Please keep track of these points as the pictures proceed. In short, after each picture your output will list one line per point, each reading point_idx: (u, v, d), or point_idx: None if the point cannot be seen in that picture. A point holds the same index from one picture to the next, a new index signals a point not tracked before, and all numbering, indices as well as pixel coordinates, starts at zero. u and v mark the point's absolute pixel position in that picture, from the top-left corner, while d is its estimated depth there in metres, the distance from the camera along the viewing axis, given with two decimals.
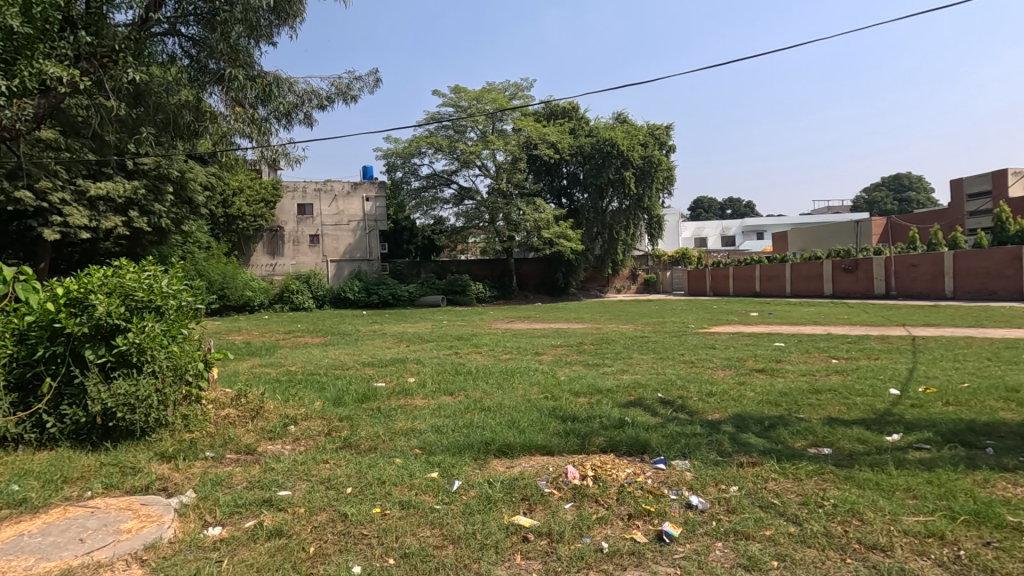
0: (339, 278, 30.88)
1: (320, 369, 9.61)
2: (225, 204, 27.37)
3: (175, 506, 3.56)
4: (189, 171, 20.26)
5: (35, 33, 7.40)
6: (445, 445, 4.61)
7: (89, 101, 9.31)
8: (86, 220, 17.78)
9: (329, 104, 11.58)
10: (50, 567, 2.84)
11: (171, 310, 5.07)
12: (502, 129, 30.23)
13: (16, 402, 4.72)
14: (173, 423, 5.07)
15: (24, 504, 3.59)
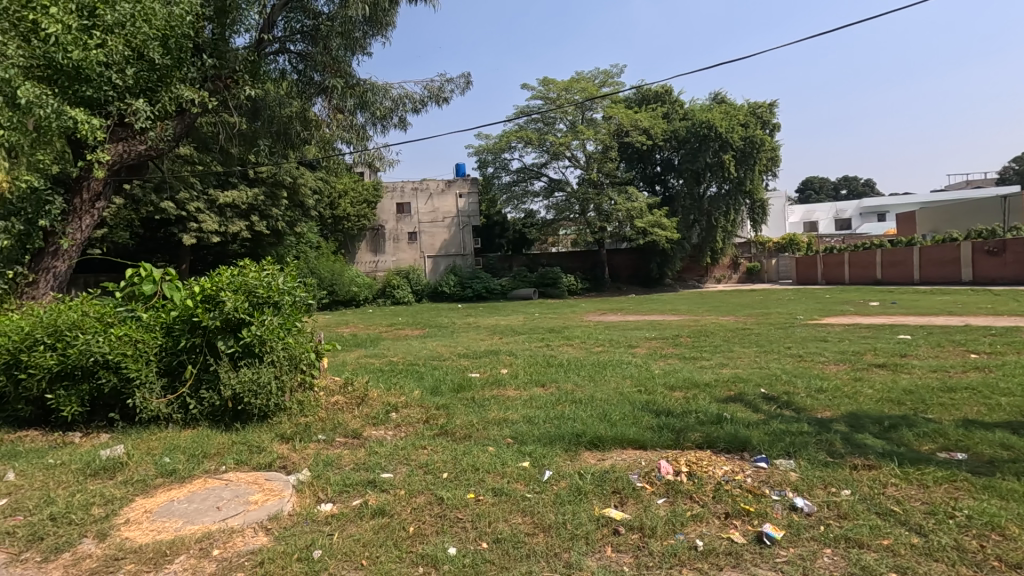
0: (436, 273, 32.12)
1: (419, 359, 10.09)
2: (332, 206, 29.48)
3: (294, 482, 3.94)
4: (299, 177, 22.16)
5: (171, 63, 8.45)
6: (537, 435, 4.67)
7: (218, 119, 10.43)
8: (217, 226, 19.99)
9: (422, 107, 12.06)
10: (195, 529, 3.26)
11: (286, 305, 5.57)
12: (592, 118, 29.69)
13: (166, 385, 5.42)
14: (291, 408, 5.58)
15: (173, 475, 4.14)
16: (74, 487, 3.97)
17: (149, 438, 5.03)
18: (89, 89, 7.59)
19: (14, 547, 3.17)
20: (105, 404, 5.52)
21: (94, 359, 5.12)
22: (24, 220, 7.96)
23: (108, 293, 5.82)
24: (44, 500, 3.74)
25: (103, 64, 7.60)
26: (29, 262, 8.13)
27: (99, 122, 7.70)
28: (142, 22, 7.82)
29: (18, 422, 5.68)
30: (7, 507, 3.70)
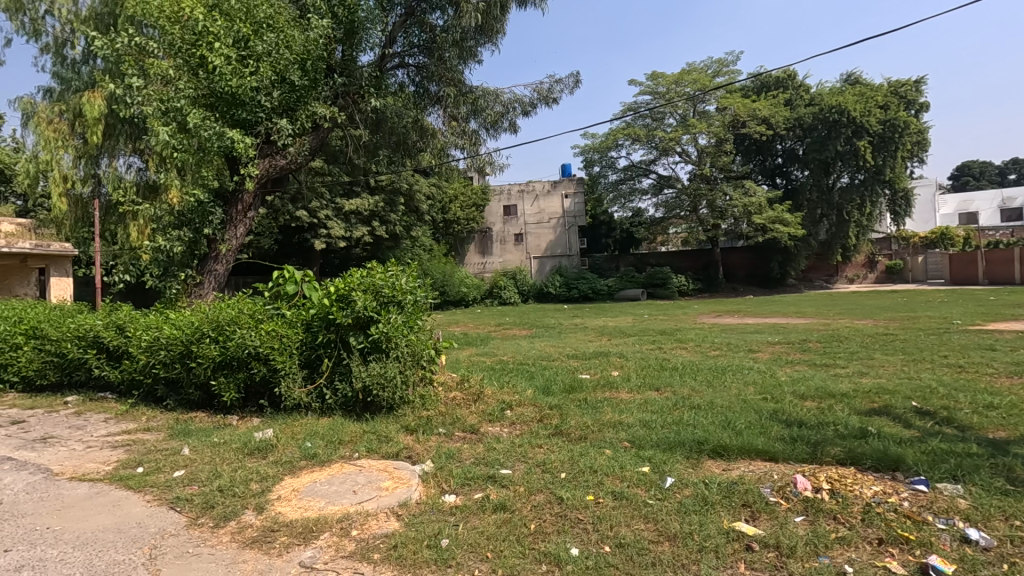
0: (542, 274, 32.39)
1: (528, 359, 10.26)
2: (443, 211, 30.88)
3: (419, 472, 4.15)
4: (414, 183, 23.71)
5: (310, 83, 9.28)
6: (655, 440, 4.52)
7: (347, 133, 11.32)
8: (343, 232, 21.76)
9: (532, 109, 12.27)
10: (335, 510, 3.55)
11: (409, 304, 5.91)
12: (704, 110, 28.17)
13: (306, 376, 5.97)
14: (414, 401, 5.90)
15: (314, 458, 4.54)
16: (236, 463, 4.50)
17: (293, 424, 5.57)
18: (244, 112, 8.67)
19: (192, 512, 3.65)
20: (256, 392, 6.20)
21: (249, 351, 5.79)
22: (192, 229, 9.19)
23: (259, 293, 6.53)
24: (213, 473, 4.28)
25: (254, 90, 8.62)
26: (197, 265, 9.44)
27: (250, 140, 8.76)
28: (284, 49, 8.70)
29: (189, 404, 6.55)
30: (185, 477, 4.28)
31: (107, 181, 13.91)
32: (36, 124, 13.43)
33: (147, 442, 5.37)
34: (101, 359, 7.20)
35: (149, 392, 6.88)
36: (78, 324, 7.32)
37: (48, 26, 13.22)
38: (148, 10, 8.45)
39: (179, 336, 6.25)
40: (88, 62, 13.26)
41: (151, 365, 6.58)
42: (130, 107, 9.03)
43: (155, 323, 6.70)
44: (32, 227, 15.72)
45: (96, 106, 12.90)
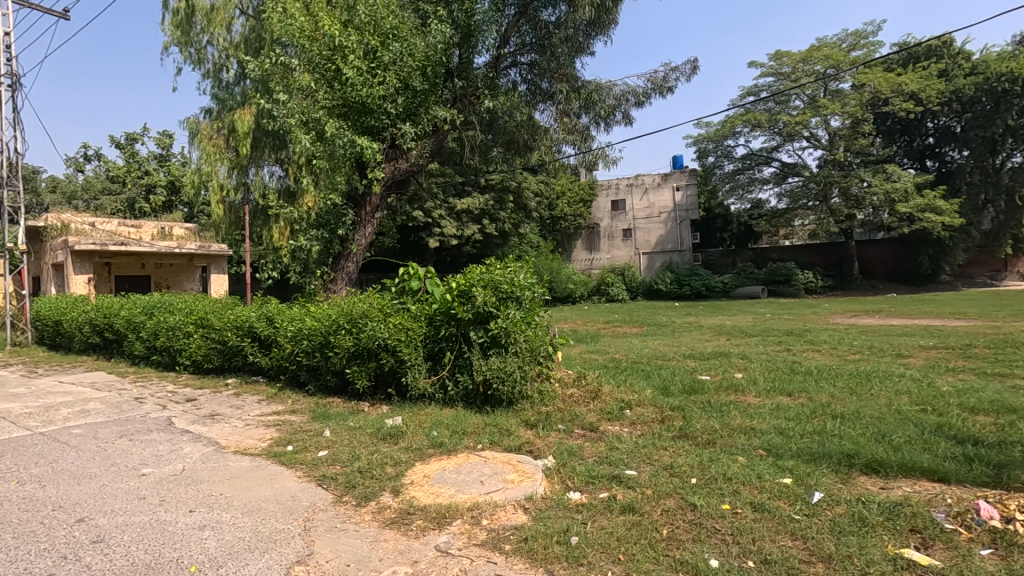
0: (651, 270, 31.14)
1: (642, 358, 9.96)
2: (551, 207, 31.01)
3: (542, 467, 4.17)
4: (522, 181, 24.07)
5: (430, 88, 9.72)
6: (795, 450, 4.16)
7: (463, 134, 11.70)
8: (455, 230, 22.58)
9: (646, 100, 11.90)
10: (465, 499, 3.67)
11: (527, 300, 5.97)
12: (837, 89, 25.48)
13: (430, 368, 6.25)
14: (532, 397, 5.94)
15: (441, 447, 4.74)
16: (372, 447, 4.83)
17: (419, 413, 5.86)
18: (372, 119, 9.30)
19: (337, 490, 3.96)
20: (385, 381, 6.61)
21: (379, 342, 6.18)
22: (328, 230, 10.03)
23: (387, 288, 6.94)
24: (353, 455, 4.62)
25: (381, 98, 9.20)
26: (331, 263, 10.30)
27: (377, 145, 9.37)
28: (408, 57, 9.18)
29: (326, 390, 7.15)
30: (328, 457, 4.65)
31: (254, 188, 15.62)
32: (199, 141, 15.37)
33: (294, 423, 5.93)
34: (254, 347, 8.07)
35: (293, 377, 7.60)
36: (235, 316, 8.27)
37: (209, 54, 15.03)
38: (290, 30, 9.31)
39: (319, 327, 6.83)
40: (239, 83, 14.91)
41: (295, 353, 7.26)
42: (276, 121, 10.07)
43: (298, 315, 7.37)
44: (196, 231, 18.11)
45: (246, 121, 14.51)
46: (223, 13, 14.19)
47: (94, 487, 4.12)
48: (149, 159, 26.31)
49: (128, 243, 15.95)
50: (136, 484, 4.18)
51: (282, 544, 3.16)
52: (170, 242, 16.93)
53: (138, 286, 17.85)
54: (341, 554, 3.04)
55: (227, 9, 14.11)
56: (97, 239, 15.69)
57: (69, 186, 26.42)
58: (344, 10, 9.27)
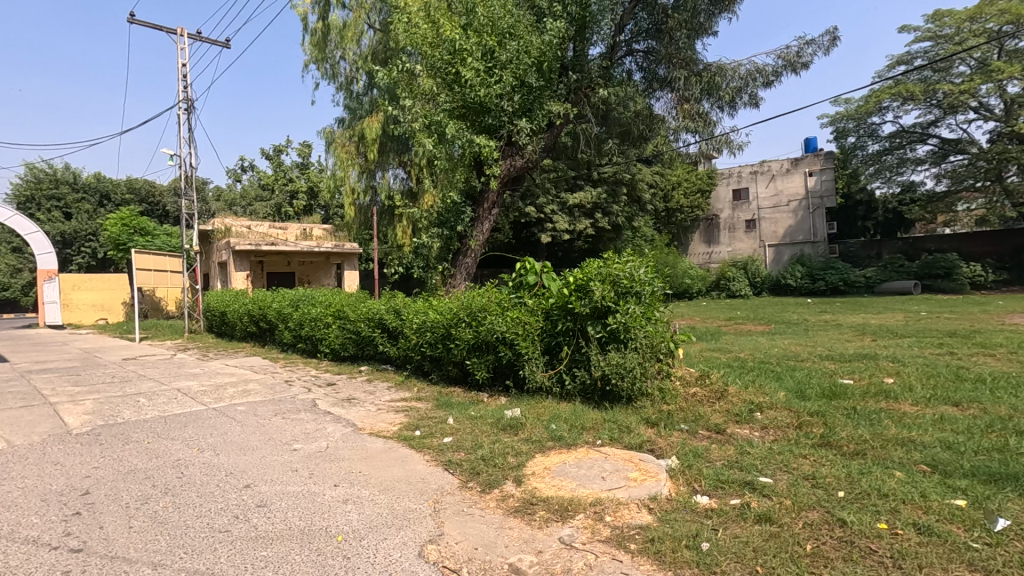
0: (778, 263, 28.75)
1: (771, 357, 9.22)
2: (666, 199, 29.83)
3: (666, 467, 4.03)
4: (636, 173, 23.41)
5: (545, 83, 9.76)
6: (969, 469, 3.61)
7: (577, 128, 11.64)
8: (568, 225, 22.50)
9: (776, 79, 10.97)
10: (587, 494, 3.65)
11: (646, 295, 5.79)
12: (1016, 48, 21.71)
13: (547, 362, 6.29)
14: (652, 394, 5.76)
15: (560, 440, 4.75)
16: (493, 437, 4.97)
17: (536, 405, 5.93)
18: (490, 118, 9.57)
19: (462, 476, 4.13)
20: (503, 373, 6.77)
21: (498, 335, 6.36)
22: (448, 227, 10.52)
23: (504, 282, 7.10)
24: (475, 444, 4.79)
25: (498, 97, 9.44)
26: (451, 259, 10.79)
27: (494, 143, 9.61)
28: (524, 54, 9.31)
29: (448, 379, 7.49)
30: (453, 444, 4.87)
31: (381, 191, 16.78)
32: (334, 149, 16.81)
33: (420, 409, 6.29)
34: (383, 337, 8.68)
35: (418, 367, 8.07)
36: (367, 309, 8.94)
37: (341, 68, 16.33)
38: (414, 39, 9.86)
39: (441, 320, 7.17)
40: (368, 93, 16.09)
41: (419, 344, 7.69)
42: (401, 126, 10.73)
43: (422, 308, 7.80)
44: (332, 231, 19.89)
45: (373, 128, 15.62)
46: (353, 29, 15.37)
47: (257, 458, 4.68)
48: (292, 167, 29.31)
49: (277, 244, 17.93)
50: (289, 457, 4.68)
51: (415, 522, 3.36)
52: (311, 242, 18.78)
53: (285, 282, 20.02)
54: (469, 537, 3.16)
55: (357, 25, 15.27)
56: (252, 240, 17.84)
57: (231, 194, 30.27)
58: (463, 14, 9.60)
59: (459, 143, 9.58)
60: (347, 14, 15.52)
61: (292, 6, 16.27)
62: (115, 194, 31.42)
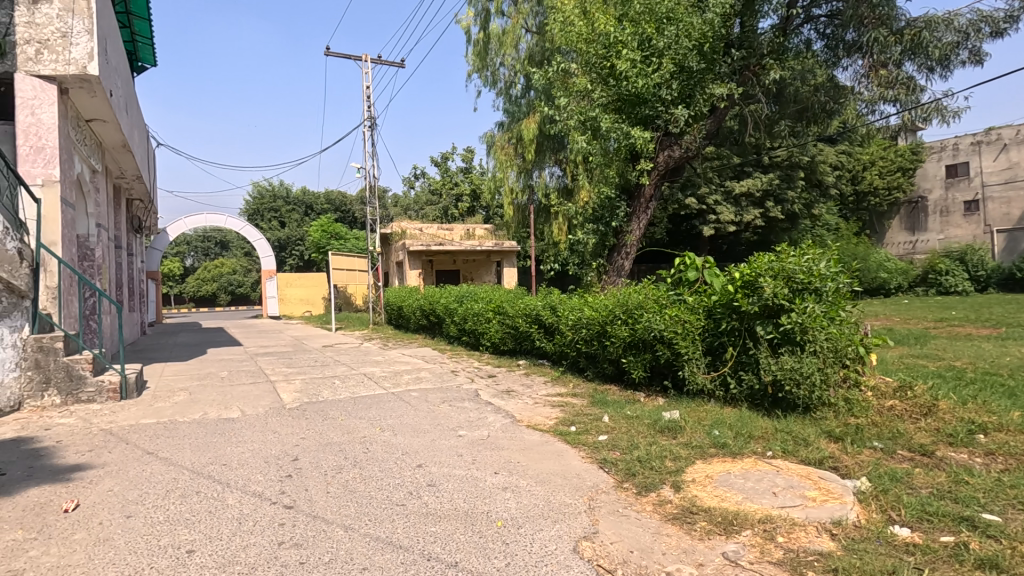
0: (1013, 253, 23.40)
1: (1001, 368, 7.54)
2: (855, 181, 26.10)
3: (853, 489, 3.54)
4: (818, 154, 20.82)
5: (707, 66, 9.16)
6: None
7: (745, 110, 10.70)
8: (733, 216, 20.84)
9: (1009, 26, 8.97)
10: (755, 508, 3.36)
11: (829, 292, 5.13)
12: None
13: (709, 363, 5.91)
14: (836, 405, 5.08)
15: (725, 448, 4.43)
16: (650, 438, 4.81)
17: (698, 409, 5.62)
18: (647, 109, 9.27)
19: (618, 476, 4.07)
20: (660, 373, 6.53)
21: (655, 334, 6.15)
22: (603, 223, 10.51)
23: (663, 278, 6.81)
24: (632, 444, 4.68)
25: (656, 86, 9.10)
26: (606, 255, 10.69)
27: (651, 135, 9.32)
28: (683, 38, 8.84)
29: (604, 377, 7.43)
30: (608, 442, 4.82)
31: (538, 190, 17.20)
32: (495, 152, 17.63)
33: (575, 405, 6.34)
34: (540, 333, 8.91)
35: (573, 363, 8.14)
36: (525, 305, 9.25)
37: (501, 73, 17.04)
38: (570, 38, 9.94)
39: (597, 317, 7.14)
40: (525, 95, 16.74)
41: (574, 340, 7.74)
42: (557, 125, 10.90)
43: (577, 305, 7.85)
44: (493, 230, 20.95)
45: (531, 129, 16.09)
46: (512, 35, 15.94)
47: (428, 441, 5.12)
48: (458, 171, 31.46)
49: (445, 244, 19.41)
50: (455, 442, 5.05)
51: (570, 517, 3.40)
52: (474, 241, 20.02)
53: (451, 279, 21.62)
54: (624, 539, 3.11)
55: (516, 30, 15.84)
56: (424, 241, 19.53)
57: (406, 200, 33.52)
58: (618, 5, 9.43)
59: (615, 137, 9.44)
60: (506, 21, 16.15)
61: (457, 21, 17.41)
62: (316, 204, 36.75)
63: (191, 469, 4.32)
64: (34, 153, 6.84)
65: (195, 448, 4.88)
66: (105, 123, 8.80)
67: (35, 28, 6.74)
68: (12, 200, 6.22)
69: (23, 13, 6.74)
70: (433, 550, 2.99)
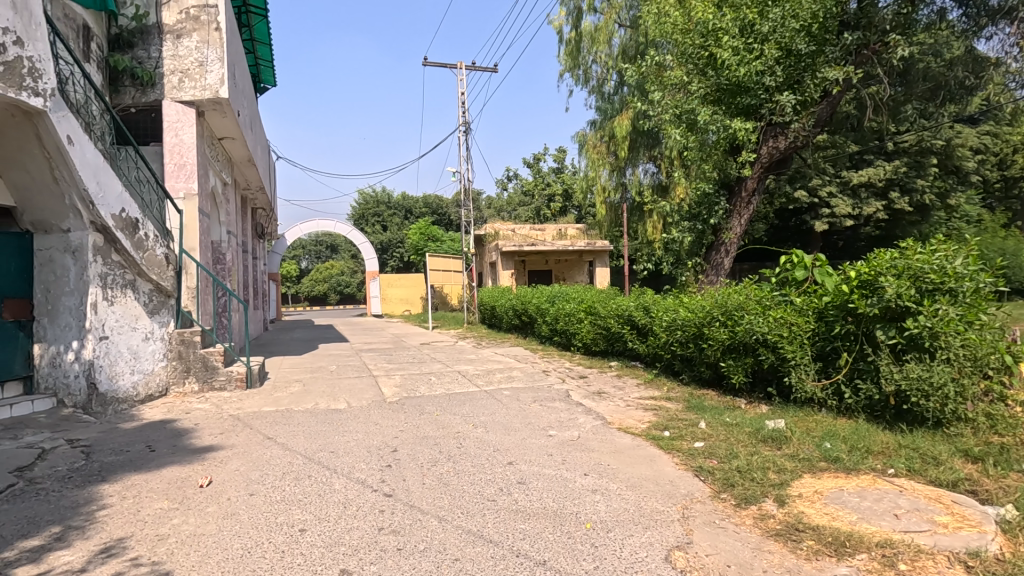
0: None
1: None
2: (1002, 165, 22.79)
3: (996, 518, 3.11)
4: (954, 137, 18.43)
5: (817, 48, 8.45)
6: None
7: (864, 92, 9.71)
8: (850, 208, 19.00)
9: None
10: (872, 531, 3.07)
11: (967, 294, 4.55)
12: None
13: (819, 369, 5.46)
14: (975, 421, 4.48)
15: (837, 463, 4.07)
16: (751, 448, 4.53)
17: (806, 419, 5.21)
18: (749, 98, 8.74)
19: (714, 485, 3.87)
20: (764, 379, 6.13)
21: (757, 337, 5.78)
22: (701, 220, 10.04)
23: (766, 278, 6.39)
24: (730, 453, 4.44)
25: (759, 73, 8.55)
26: (704, 254, 10.21)
27: (753, 125, 8.78)
28: (790, 19, 8.22)
29: (701, 381, 7.11)
30: (705, 449, 4.61)
31: (631, 187, 16.79)
32: (587, 150, 17.46)
33: (669, 410, 6.13)
34: (633, 334, 8.71)
35: (668, 366, 7.86)
36: (617, 305, 9.08)
37: (593, 71, 16.84)
38: (666, 29, 9.63)
39: (693, 318, 6.85)
40: (618, 92, 16.44)
41: (669, 342, 7.48)
42: (652, 120, 10.60)
43: (672, 306, 7.57)
44: (585, 229, 20.78)
45: (624, 126, 15.76)
46: (604, 31, 15.70)
47: (518, 439, 5.19)
48: (549, 172, 31.54)
49: (537, 244, 19.58)
50: (545, 442, 5.08)
51: (662, 524, 3.29)
52: (566, 241, 19.98)
53: (543, 278, 21.76)
54: (721, 552, 2.96)
55: (609, 26, 15.58)
56: (516, 242, 19.80)
57: (499, 201, 34.18)
58: None
59: (713, 130, 9.01)
60: (598, 17, 15.93)
61: (550, 22, 17.45)
62: (415, 208, 38.52)
63: (303, 455, 4.72)
64: (178, 170, 7.80)
65: (307, 435, 5.31)
66: (234, 141, 9.83)
67: (177, 59, 7.68)
68: (160, 212, 7.12)
69: (167, 46, 7.68)
70: (522, 546, 3.04)
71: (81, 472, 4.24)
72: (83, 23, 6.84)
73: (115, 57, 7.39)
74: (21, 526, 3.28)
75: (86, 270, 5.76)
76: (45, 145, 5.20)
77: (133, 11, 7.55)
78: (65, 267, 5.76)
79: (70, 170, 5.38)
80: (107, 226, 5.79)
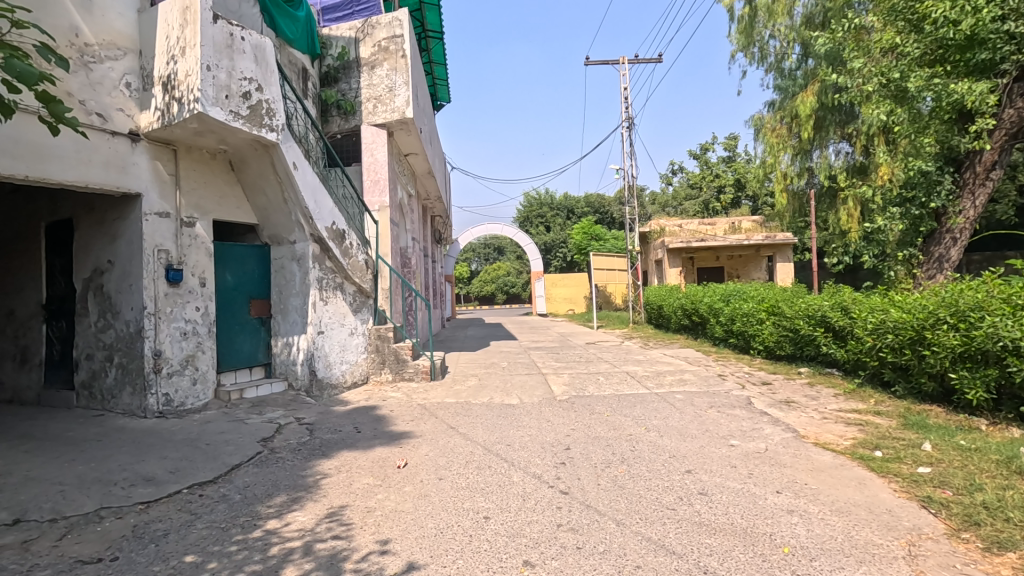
0: None
1: None
2: None
3: None
4: None
5: None
6: None
7: None
8: None
9: None
10: None
11: None
12: None
13: None
14: None
15: None
16: (1001, 480, 3.68)
17: None
18: (983, 52, 7.13)
19: (951, 521, 3.22)
20: (1015, 395, 4.94)
21: (1003, 345, 4.69)
22: (917, 204, 8.51)
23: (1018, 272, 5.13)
24: (972, 484, 3.65)
25: (998, 19, 6.92)
26: (921, 244, 8.66)
27: (991, 86, 7.18)
28: None
29: (920, 395, 5.99)
30: (933, 477, 3.86)
31: (819, 171, 14.86)
32: (763, 135, 15.86)
33: (880, 426, 5.27)
34: (828, 337, 7.67)
35: (875, 375, 6.76)
36: (808, 305, 8.11)
37: (771, 47, 15.34)
38: None
39: (909, 320, 5.79)
40: (802, 66, 14.80)
41: (877, 348, 6.45)
42: (847, 94, 9.30)
43: (880, 306, 6.51)
44: (763, 222, 18.93)
45: (808, 104, 14.06)
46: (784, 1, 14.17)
47: (697, 447, 4.89)
48: (719, 162, 29.43)
49: (707, 239, 18.37)
50: (727, 452, 4.71)
51: (881, 560, 2.83)
52: (740, 235, 18.36)
53: (715, 276, 20.39)
54: None
55: None
56: (684, 239, 18.84)
57: (664, 198, 32.83)
58: None
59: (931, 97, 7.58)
60: None
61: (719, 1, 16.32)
62: (577, 209, 38.86)
63: (483, 445, 5.01)
64: (373, 185, 8.83)
65: (485, 427, 5.63)
66: (417, 156, 10.86)
67: (372, 87, 8.73)
68: (361, 223, 8.16)
69: (364, 77, 8.76)
70: (710, 563, 2.84)
71: (307, 446, 5.01)
72: (303, 66, 8.13)
73: (325, 93, 8.71)
74: (267, 488, 3.97)
75: (307, 274, 6.79)
76: (278, 171, 6.27)
77: (338, 51, 8.88)
78: (293, 272, 6.85)
79: (295, 191, 6.42)
80: (323, 237, 6.83)
